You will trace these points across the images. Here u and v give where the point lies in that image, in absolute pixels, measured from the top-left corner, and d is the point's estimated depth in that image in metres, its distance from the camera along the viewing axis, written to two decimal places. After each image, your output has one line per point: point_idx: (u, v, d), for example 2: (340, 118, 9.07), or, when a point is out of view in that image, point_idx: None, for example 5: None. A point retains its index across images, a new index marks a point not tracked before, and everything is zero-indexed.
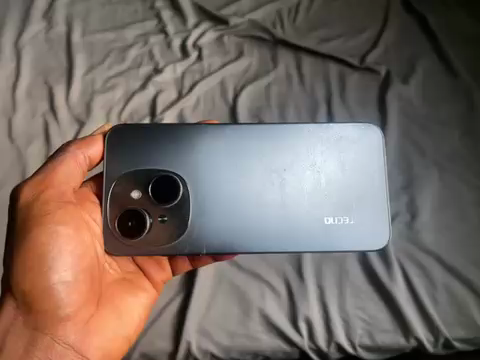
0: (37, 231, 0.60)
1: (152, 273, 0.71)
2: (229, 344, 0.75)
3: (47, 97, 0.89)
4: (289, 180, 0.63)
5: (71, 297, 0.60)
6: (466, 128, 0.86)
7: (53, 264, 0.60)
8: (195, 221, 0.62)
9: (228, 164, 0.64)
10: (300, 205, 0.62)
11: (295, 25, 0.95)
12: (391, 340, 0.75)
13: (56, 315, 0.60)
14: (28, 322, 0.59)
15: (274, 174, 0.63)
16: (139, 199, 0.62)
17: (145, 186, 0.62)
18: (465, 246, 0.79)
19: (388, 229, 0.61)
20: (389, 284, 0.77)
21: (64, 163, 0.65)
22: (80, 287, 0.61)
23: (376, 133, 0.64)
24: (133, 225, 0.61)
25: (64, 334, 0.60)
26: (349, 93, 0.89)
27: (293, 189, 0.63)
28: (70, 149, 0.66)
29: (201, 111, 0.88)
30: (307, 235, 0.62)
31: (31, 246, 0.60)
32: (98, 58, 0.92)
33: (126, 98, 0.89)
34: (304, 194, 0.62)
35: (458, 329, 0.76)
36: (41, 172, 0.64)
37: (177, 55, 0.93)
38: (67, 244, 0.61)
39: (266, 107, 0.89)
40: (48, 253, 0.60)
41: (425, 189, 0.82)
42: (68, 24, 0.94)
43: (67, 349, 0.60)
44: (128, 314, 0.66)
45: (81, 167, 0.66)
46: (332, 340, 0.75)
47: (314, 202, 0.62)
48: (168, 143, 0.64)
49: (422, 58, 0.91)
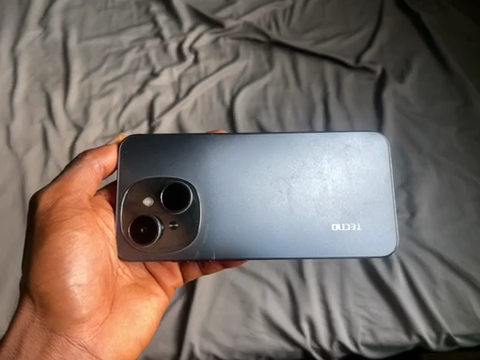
0: (55, 235, 0.60)
1: (164, 280, 0.71)
2: (231, 346, 0.76)
3: (45, 103, 0.89)
4: (296, 187, 0.63)
5: (87, 300, 0.61)
6: (463, 125, 0.86)
7: (70, 267, 0.60)
8: (204, 229, 0.62)
9: (236, 172, 0.64)
10: (308, 211, 0.62)
11: (290, 26, 0.95)
12: (393, 337, 0.75)
13: (71, 317, 0.60)
14: (45, 324, 0.59)
15: (281, 181, 0.63)
16: (151, 206, 0.62)
17: (156, 193, 0.62)
18: (465, 241, 0.79)
19: (395, 236, 0.61)
20: (390, 281, 0.77)
21: (81, 171, 0.65)
22: (95, 290, 0.62)
23: (381, 142, 0.65)
24: (145, 231, 0.61)
25: (79, 336, 0.60)
26: (345, 93, 0.89)
27: (299, 196, 0.63)
28: (86, 158, 0.66)
29: (198, 115, 0.89)
30: (314, 241, 0.62)
31: (48, 249, 0.60)
32: (95, 63, 0.92)
33: (124, 102, 0.89)
34: (311, 201, 0.63)
35: (459, 325, 0.76)
36: (59, 179, 0.64)
37: (174, 58, 0.93)
38: (83, 248, 0.61)
39: (264, 108, 0.89)
40: (65, 256, 0.60)
41: (423, 186, 0.82)
42: (63, 30, 0.95)
43: (81, 350, 0.60)
44: (140, 318, 0.66)
45: (96, 175, 0.66)
46: (335, 339, 0.75)
47: (320, 209, 0.62)
48: (175, 151, 0.64)
49: (417, 55, 0.92)
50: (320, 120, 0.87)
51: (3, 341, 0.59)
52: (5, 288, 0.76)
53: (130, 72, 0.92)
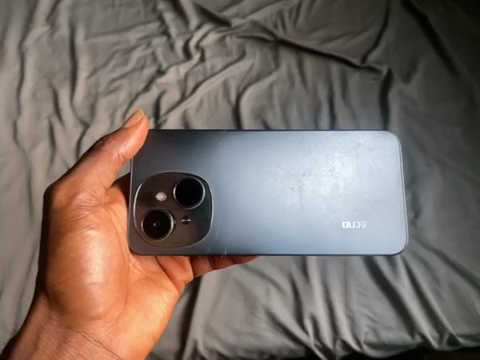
0: (71, 235, 0.60)
1: (175, 274, 0.71)
2: (235, 343, 0.76)
3: (52, 99, 0.89)
4: (308, 185, 0.63)
5: (103, 298, 0.61)
6: (468, 125, 0.87)
7: (87, 266, 0.60)
8: (215, 224, 0.63)
9: (247, 169, 0.64)
10: (319, 208, 0.63)
11: (296, 26, 0.95)
12: (397, 337, 0.76)
13: (87, 315, 0.60)
14: (62, 321, 0.59)
15: (293, 179, 0.64)
16: (164, 200, 0.62)
17: (170, 188, 0.63)
18: (467, 241, 0.80)
19: (405, 235, 0.62)
20: (393, 281, 0.78)
21: (98, 165, 0.63)
22: (111, 287, 0.62)
23: (392, 139, 0.65)
24: (158, 226, 0.62)
25: (95, 332, 0.61)
26: (351, 93, 0.90)
27: (311, 195, 0.63)
28: (104, 148, 0.64)
29: (204, 113, 0.89)
30: (327, 239, 0.62)
31: (66, 248, 0.60)
32: (101, 60, 0.93)
33: (130, 99, 0.89)
34: (322, 198, 0.63)
35: (462, 325, 0.76)
36: (74, 172, 0.63)
37: (180, 56, 0.93)
38: (99, 247, 0.61)
39: (269, 107, 0.89)
40: (82, 255, 0.60)
41: (428, 186, 0.83)
42: (71, 27, 0.95)
43: (97, 345, 0.61)
44: (153, 312, 0.67)
45: (114, 165, 0.64)
46: (337, 337, 0.76)
47: (332, 207, 0.63)
48: (186, 145, 0.65)
49: (423, 56, 0.92)
50: (325, 119, 0.88)
51: (17, 337, 0.59)
52: (11, 284, 0.77)
53: (137, 70, 0.92)
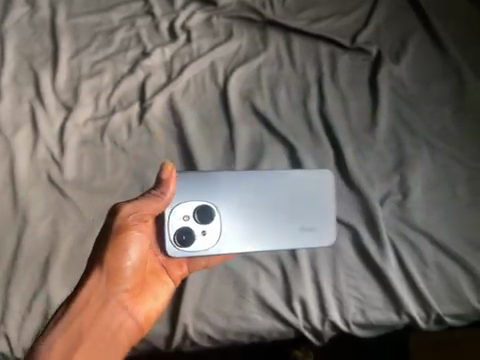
0: (124, 234, 0.67)
1: (173, 271, 0.74)
2: (225, 326, 0.78)
3: (33, 83, 0.87)
4: (253, 208, 0.77)
5: (133, 274, 0.68)
6: (459, 106, 0.87)
7: (129, 252, 0.67)
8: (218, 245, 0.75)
9: (222, 202, 0.77)
10: (264, 224, 0.77)
11: (284, 5, 0.92)
12: (384, 317, 0.79)
13: (123, 286, 0.67)
14: (107, 285, 0.65)
15: (241, 205, 0.77)
16: (188, 220, 0.73)
17: (191, 210, 0.74)
18: (456, 222, 0.82)
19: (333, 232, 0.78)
20: (381, 263, 0.79)
21: (156, 201, 0.69)
22: (139, 270, 0.69)
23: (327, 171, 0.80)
24: (187, 239, 0.73)
25: (126, 303, 0.67)
26: (340, 74, 0.88)
27: (256, 214, 0.77)
28: (160, 188, 0.69)
29: (191, 96, 0.87)
30: (276, 243, 0.77)
31: (120, 239, 0.66)
32: (84, 41, 0.89)
33: (115, 82, 0.87)
34: (265, 216, 0.77)
35: (448, 305, 0.80)
36: (140, 200, 0.68)
37: (165, 37, 0.90)
38: (138, 243, 0.68)
39: (258, 90, 0.88)
40: (127, 246, 0.67)
41: (417, 168, 0.83)
42: (51, 7, 0.90)
43: (127, 315, 0.67)
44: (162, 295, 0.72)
45: (162, 204, 0.69)
46: (326, 318, 0.78)
47: (276, 221, 0.77)
48: (197, 183, 0.76)
49: (413, 36, 0.90)
50: (314, 102, 0.87)
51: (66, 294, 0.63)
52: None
53: (121, 51, 0.89)
